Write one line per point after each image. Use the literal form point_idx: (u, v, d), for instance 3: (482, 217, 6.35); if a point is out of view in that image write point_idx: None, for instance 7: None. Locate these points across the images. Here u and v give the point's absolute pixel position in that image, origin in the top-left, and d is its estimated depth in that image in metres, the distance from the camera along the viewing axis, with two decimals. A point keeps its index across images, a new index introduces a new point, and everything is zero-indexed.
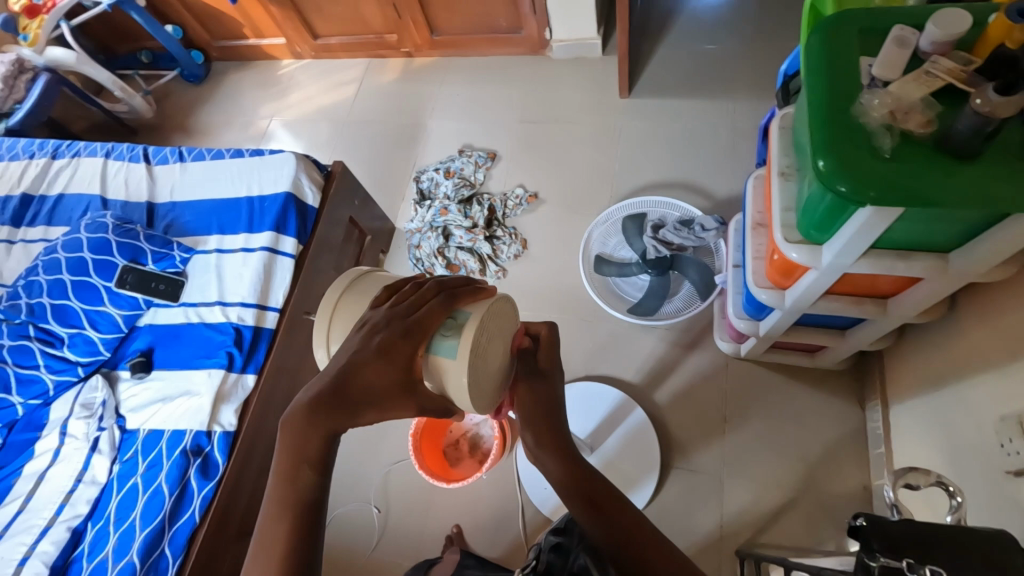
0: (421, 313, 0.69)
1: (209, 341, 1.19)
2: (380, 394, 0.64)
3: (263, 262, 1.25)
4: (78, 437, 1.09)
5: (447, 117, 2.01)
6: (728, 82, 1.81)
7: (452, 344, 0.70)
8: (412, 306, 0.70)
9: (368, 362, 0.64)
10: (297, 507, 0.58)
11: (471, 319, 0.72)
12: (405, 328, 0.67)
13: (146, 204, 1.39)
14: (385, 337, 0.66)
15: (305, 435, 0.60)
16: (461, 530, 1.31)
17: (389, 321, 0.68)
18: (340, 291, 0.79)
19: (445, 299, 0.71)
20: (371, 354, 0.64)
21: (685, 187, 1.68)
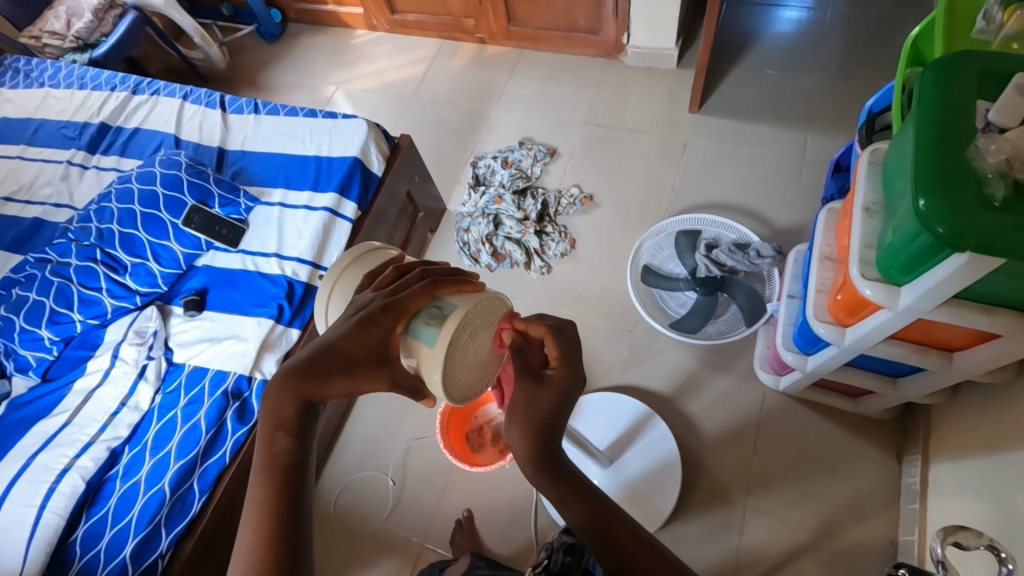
0: (401, 295, 0.66)
1: (262, 290, 1.21)
2: (351, 369, 0.62)
3: (323, 222, 1.27)
4: (128, 362, 1.12)
5: (512, 108, 2.02)
6: (803, 111, 1.78)
7: (433, 333, 0.66)
8: (393, 290, 0.67)
9: (342, 337, 0.63)
10: (276, 469, 0.62)
11: (455, 313, 0.66)
12: (382, 309, 0.65)
13: (217, 149, 1.43)
14: (360, 316, 0.64)
15: (279, 401, 0.62)
16: (472, 516, 1.32)
17: (370, 301, 0.66)
18: (346, 261, 0.78)
19: (428, 286, 0.67)
20: (347, 328, 0.63)
21: (744, 211, 1.65)
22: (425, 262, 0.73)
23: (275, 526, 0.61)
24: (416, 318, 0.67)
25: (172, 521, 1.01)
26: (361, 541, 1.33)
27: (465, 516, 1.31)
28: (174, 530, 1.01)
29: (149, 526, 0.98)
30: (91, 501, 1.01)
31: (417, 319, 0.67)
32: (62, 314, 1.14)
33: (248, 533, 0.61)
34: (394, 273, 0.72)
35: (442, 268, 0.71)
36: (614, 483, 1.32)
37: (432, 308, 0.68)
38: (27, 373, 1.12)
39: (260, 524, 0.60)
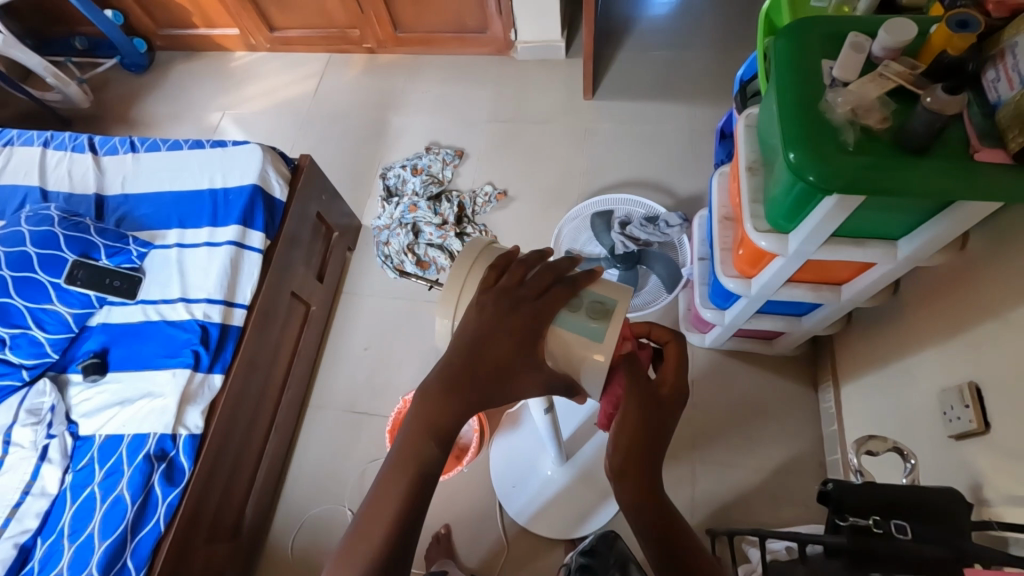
0: (546, 299, 0.64)
1: (171, 339, 1.12)
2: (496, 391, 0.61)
3: (229, 256, 1.20)
4: (24, 446, 1.00)
5: (414, 114, 2.00)
6: (686, 87, 1.91)
7: (598, 328, 0.65)
8: (529, 294, 0.65)
9: (486, 351, 0.61)
10: (416, 474, 0.60)
11: (619, 309, 0.66)
12: (525, 310, 0.63)
13: (94, 196, 1.30)
14: (508, 332, 0.62)
15: (441, 407, 0.60)
16: (451, 530, 1.30)
17: (508, 308, 0.63)
18: (467, 270, 0.69)
19: (565, 285, 0.66)
20: (497, 338, 0.61)
21: (649, 185, 1.75)
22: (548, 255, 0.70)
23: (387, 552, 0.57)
24: (563, 310, 0.65)
25: None
26: None
27: (442, 531, 1.28)
28: None
29: None
30: None
31: (566, 311, 0.65)
32: None
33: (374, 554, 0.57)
34: (520, 271, 0.66)
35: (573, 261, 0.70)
36: (570, 476, 1.30)
37: (588, 303, 0.66)
38: None
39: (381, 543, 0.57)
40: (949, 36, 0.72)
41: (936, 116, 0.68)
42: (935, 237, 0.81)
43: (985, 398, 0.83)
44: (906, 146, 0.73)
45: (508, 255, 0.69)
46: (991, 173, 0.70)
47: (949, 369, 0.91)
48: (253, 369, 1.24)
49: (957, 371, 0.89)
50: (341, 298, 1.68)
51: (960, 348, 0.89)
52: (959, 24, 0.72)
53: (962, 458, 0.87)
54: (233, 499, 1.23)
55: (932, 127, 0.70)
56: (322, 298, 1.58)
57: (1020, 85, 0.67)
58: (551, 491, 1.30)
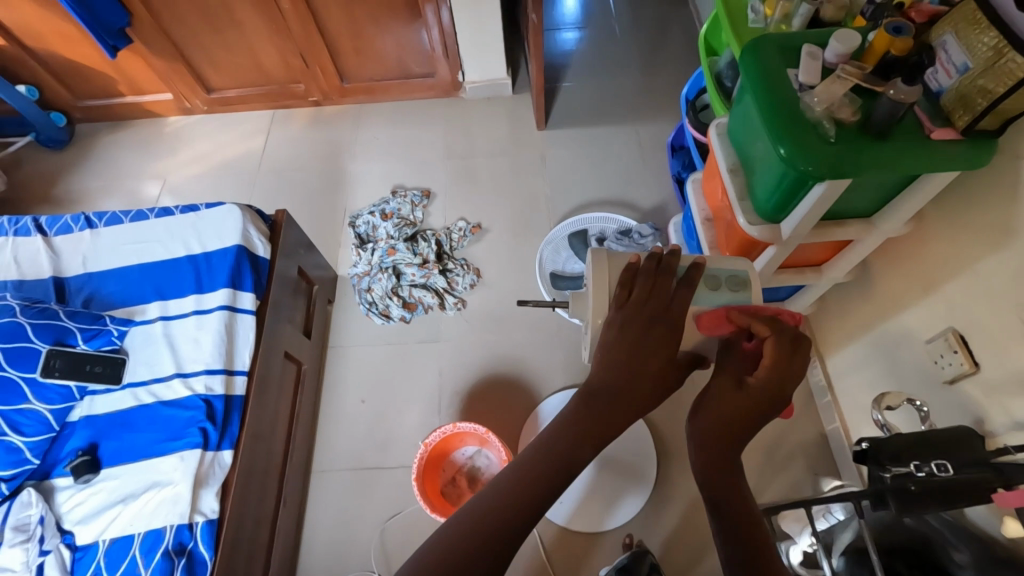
0: (674, 305, 0.74)
1: (172, 420, 1.03)
2: (637, 397, 0.66)
3: (223, 322, 1.12)
4: (16, 569, 0.88)
5: (372, 161, 2.00)
6: (628, 109, 2.06)
7: (745, 295, 0.85)
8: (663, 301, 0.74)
9: (635, 362, 0.68)
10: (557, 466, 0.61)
11: (752, 277, 0.87)
12: (663, 320, 0.72)
13: (53, 279, 1.18)
14: (651, 334, 0.70)
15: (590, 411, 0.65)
16: None
17: (645, 323, 0.71)
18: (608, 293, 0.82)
19: (685, 284, 0.75)
20: (639, 349, 0.69)
21: (613, 203, 1.85)
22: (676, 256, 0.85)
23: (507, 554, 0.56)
24: (708, 289, 0.84)
25: None
26: None
27: None
28: None
29: None
30: None
31: (710, 290, 0.84)
32: None
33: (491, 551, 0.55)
34: (645, 286, 0.75)
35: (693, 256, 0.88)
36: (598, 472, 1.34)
37: (726, 279, 0.86)
38: None
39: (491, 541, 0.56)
40: (890, 40, 0.85)
41: (899, 105, 0.80)
42: (905, 207, 0.93)
43: (969, 342, 0.95)
44: (875, 133, 0.84)
45: (631, 267, 0.77)
46: (948, 148, 0.82)
47: (932, 322, 1.03)
48: (257, 440, 1.15)
49: (939, 322, 1.01)
50: (329, 353, 1.61)
51: (938, 302, 1.01)
52: (896, 29, 0.84)
53: (961, 398, 0.98)
54: None
55: (896, 114, 0.81)
56: (311, 356, 1.51)
57: (956, 74, 0.79)
58: (577, 494, 1.32)
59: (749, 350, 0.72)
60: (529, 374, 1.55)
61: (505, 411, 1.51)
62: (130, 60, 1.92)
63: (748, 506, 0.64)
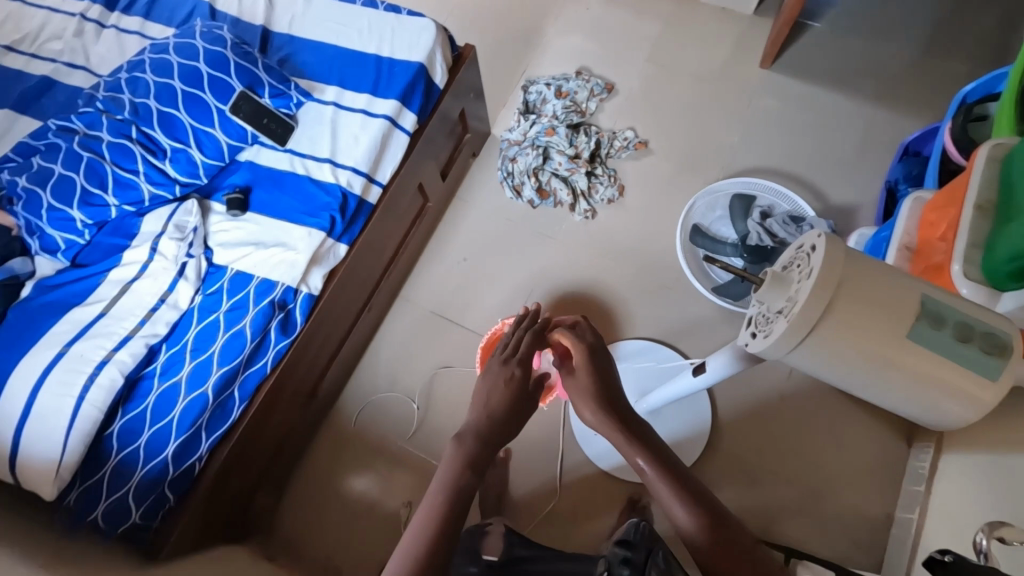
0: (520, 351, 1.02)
1: (312, 198, 1.12)
2: (513, 412, 0.95)
3: (382, 131, 1.16)
4: (167, 257, 1.02)
5: (571, 29, 1.85)
6: (877, 84, 1.69)
7: (995, 364, 0.72)
8: (519, 349, 1.02)
9: (501, 402, 0.96)
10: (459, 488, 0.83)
11: (1015, 343, 0.72)
12: (511, 365, 1.00)
13: (262, 29, 1.26)
14: (508, 369, 0.99)
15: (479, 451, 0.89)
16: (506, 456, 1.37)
17: (505, 368, 1.00)
18: (834, 290, 0.71)
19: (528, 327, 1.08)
20: (501, 388, 0.97)
21: (799, 182, 1.61)
22: (927, 289, 0.74)
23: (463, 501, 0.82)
24: (950, 337, 0.73)
25: (212, 425, 1.01)
26: (384, 457, 1.42)
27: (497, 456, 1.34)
28: (213, 434, 1.01)
29: (190, 429, 0.98)
30: (127, 396, 0.98)
31: (931, 328, 0.73)
32: (95, 196, 1.01)
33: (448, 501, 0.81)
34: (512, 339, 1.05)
35: (944, 292, 0.76)
36: None
37: (981, 336, 0.73)
38: (55, 255, 1.01)
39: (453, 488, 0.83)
40: None
41: None
42: None
43: None
44: None
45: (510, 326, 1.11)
46: None
47: None
48: (368, 249, 1.24)
49: None
50: (452, 201, 1.65)
51: None
52: None
53: None
54: (319, 361, 1.28)
55: None
56: (438, 197, 1.56)
57: None
58: None
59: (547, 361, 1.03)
60: (621, 311, 1.51)
61: None
62: None
63: (723, 525, 0.79)
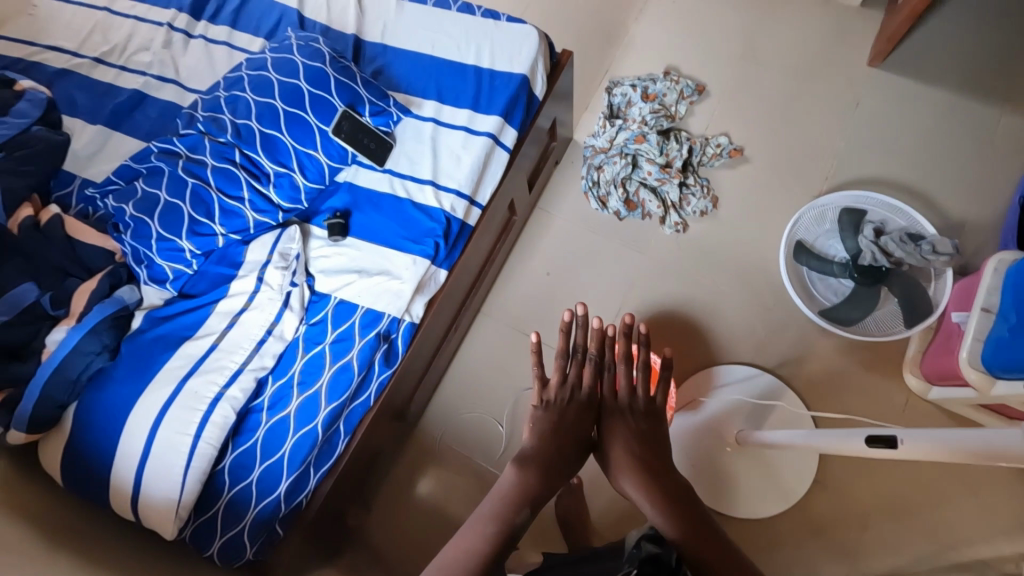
0: (571, 381, 1.05)
1: (414, 222, 1.06)
2: (564, 446, 0.98)
3: (484, 150, 1.10)
4: (272, 287, 0.99)
5: (658, 25, 1.73)
6: (1006, 83, 1.53)
7: None
8: (575, 379, 1.05)
9: (556, 430, 0.99)
10: (507, 515, 0.85)
11: None
12: (564, 396, 1.03)
13: (354, 38, 1.20)
14: (570, 398, 1.03)
15: (533, 479, 0.91)
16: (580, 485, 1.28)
17: (558, 403, 1.02)
18: None
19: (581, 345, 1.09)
20: (554, 416, 1.01)
21: (913, 195, 1.48)
22: None
23: (509, 539, 0.82)
24: None
25: (320, 460, 0.99)
26: (470, 478, 1.39)
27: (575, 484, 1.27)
28: (320, 470, 1.00)
29: (301, 467, 0.95)
30: (236, 431, 0.95)
31: None
32: (203, 225, 0.97)
33: (498, 531, 0.83)
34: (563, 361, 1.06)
35: None
36: (746, 465, 1.29)
37: None
38: (163, 285, 0.99)
39: (500, 525, 0.83)
40: None
41: None
42: None
43: None
44: None
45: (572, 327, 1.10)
46: None
47: None
48: (463, 272, 1.19)
49: None
50: (535, 212, 1.58)
51: None
52: None
53: None
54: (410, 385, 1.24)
55: None
56: (523, 210, 1.49)
57: None
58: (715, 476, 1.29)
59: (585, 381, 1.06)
60: (717, 332, 1.43)
61: (675, 353, 1.42)
62: None
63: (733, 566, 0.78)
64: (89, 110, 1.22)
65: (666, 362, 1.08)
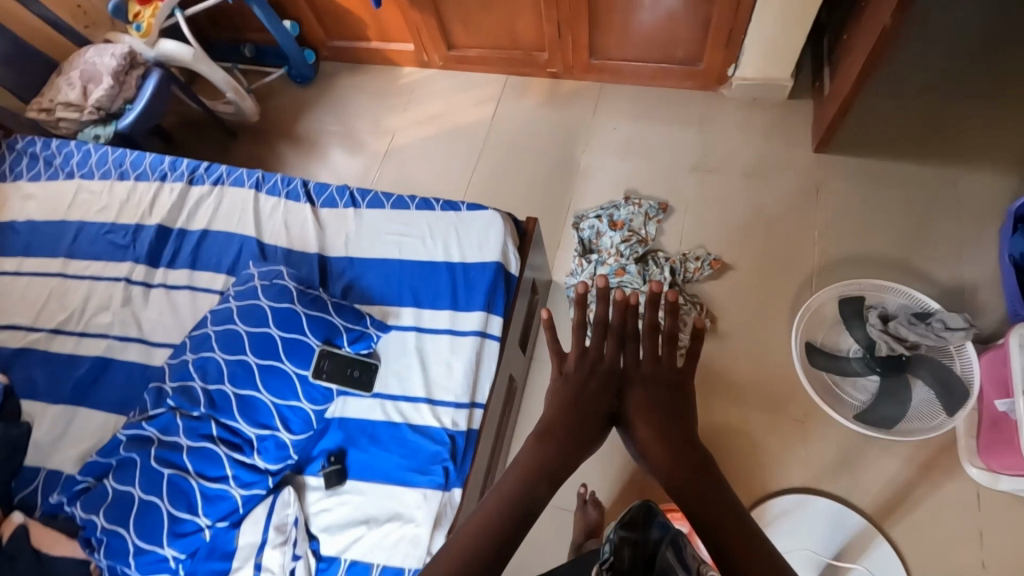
0: (591, 352, 0.79)
1: (417, 449, 0.98)
2: (579, 419, 0.74)
3: (474, 349, 1.04)
4: (273, 572, 0.87)
5: (607, 154, 1.79)
6: (949, 143, 1.58)
7: None
8: (595, 351, 0.79)
9: (570, 408, 0.75)
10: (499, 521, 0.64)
11: None
12: (582, 367, 0.78)
13: (318, 257, 1.18)
14: (588, 370, 0.78)
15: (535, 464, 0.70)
16: None
17: (574, 380, 0.77)
18: None
19: (605, 302, 0.80)
20: (568, 390, 0.76)
21: (904, 270, 1.46)
22: None
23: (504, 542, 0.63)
24: None
25: None
26: None
27: None
28: None
29: None
30: None
31: None
32: (185, 521, 0.87)
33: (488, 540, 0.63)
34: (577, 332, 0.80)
35: None
36: None
37: None
38: None
39: (494, 515, 0.65)
40: None
41: None
42: None
43: None
44: None
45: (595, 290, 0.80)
46: None
47: None
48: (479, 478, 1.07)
49: None
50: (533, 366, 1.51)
51: None
52: None
53: None
54: None
55: None
56: (521, 372, 1.42)
57: None
58: None
59: (607, 351, 0.79)
60: (759, 459, 1.32)
61: None
62: (391, 10, 1.90)
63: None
64: (48, 390, 1.14)
65: (700, 330, 0.77)
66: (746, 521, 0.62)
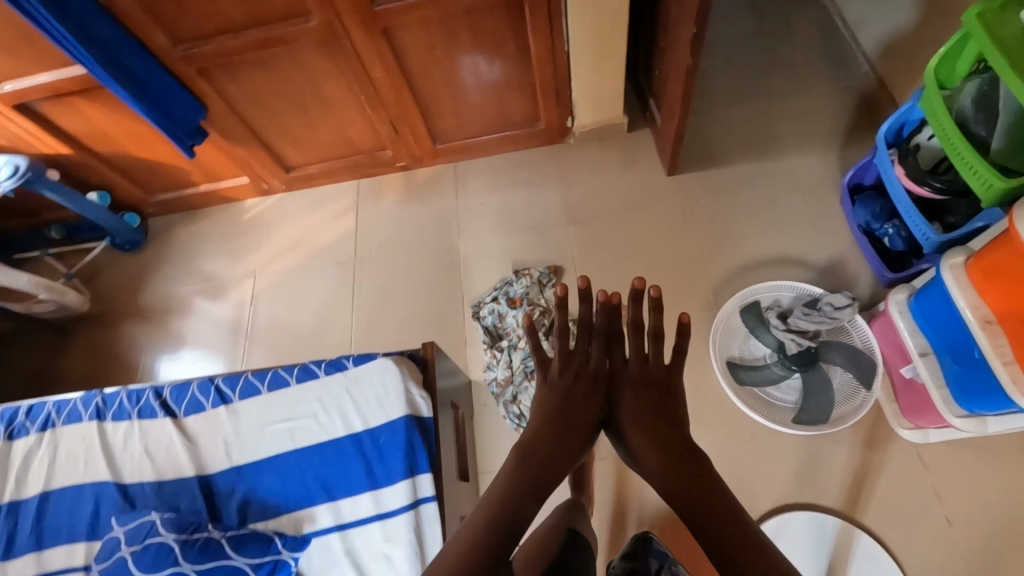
0: (575, 357, 0.86)
1: None
2: (567, 421, 0.82)
3: (409, 529, 0.95)
4: None
5: (483, 233, 1.75)
6: (774, 137, 1.73)
7: None
8: (584, 356, 0.86)
9: (561, 412, 0.82)
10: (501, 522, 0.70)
11: None
12: (570, 372, 0.85)
13: (199, 481, 1.01)
14: (575, 372, 0.85)
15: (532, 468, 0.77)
16: None
17: (563, 387, 0.85)
18: None
19: (593, 310, 0.87)
20: (560, 391, 0.84)
21: (781, 264, 1.56)
22: None
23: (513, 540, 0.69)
24: None
25: None
26: None
27: None
28: None
29: None
30: None
31: None
32: None
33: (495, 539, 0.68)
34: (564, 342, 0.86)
35: None
36: None
37: None
38: None
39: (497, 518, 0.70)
40: None
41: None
42: None
43: None
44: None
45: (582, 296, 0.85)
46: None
47: None
48: None
49: None
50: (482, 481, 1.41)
51: None
52: None
53: None
54: None
55: None
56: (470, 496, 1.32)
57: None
58: None
59: (593, 355, 0.87)
60: None
61: None
62: (210, 152, 1.74)
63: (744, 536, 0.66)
64: None
65: (683, 325, 0.83)
66: (719, 495, 0.71)
